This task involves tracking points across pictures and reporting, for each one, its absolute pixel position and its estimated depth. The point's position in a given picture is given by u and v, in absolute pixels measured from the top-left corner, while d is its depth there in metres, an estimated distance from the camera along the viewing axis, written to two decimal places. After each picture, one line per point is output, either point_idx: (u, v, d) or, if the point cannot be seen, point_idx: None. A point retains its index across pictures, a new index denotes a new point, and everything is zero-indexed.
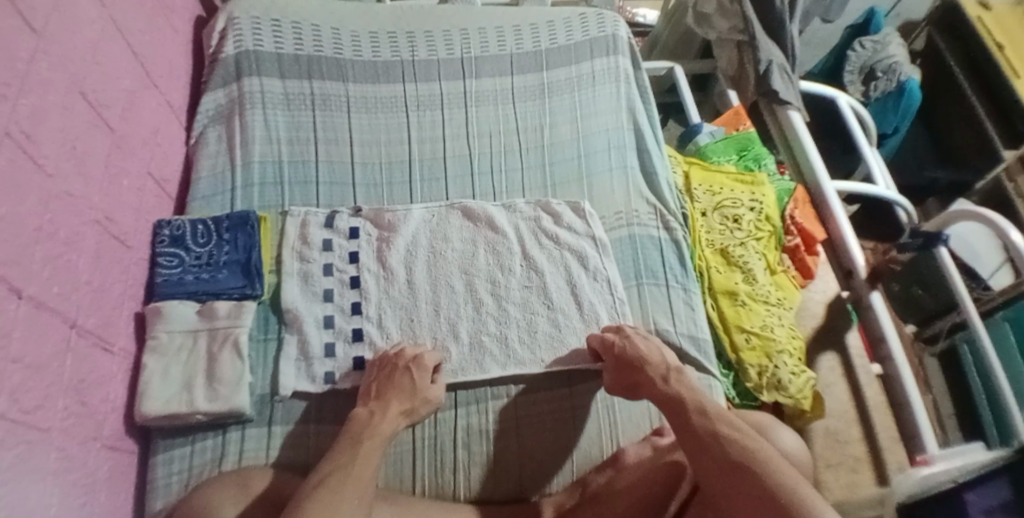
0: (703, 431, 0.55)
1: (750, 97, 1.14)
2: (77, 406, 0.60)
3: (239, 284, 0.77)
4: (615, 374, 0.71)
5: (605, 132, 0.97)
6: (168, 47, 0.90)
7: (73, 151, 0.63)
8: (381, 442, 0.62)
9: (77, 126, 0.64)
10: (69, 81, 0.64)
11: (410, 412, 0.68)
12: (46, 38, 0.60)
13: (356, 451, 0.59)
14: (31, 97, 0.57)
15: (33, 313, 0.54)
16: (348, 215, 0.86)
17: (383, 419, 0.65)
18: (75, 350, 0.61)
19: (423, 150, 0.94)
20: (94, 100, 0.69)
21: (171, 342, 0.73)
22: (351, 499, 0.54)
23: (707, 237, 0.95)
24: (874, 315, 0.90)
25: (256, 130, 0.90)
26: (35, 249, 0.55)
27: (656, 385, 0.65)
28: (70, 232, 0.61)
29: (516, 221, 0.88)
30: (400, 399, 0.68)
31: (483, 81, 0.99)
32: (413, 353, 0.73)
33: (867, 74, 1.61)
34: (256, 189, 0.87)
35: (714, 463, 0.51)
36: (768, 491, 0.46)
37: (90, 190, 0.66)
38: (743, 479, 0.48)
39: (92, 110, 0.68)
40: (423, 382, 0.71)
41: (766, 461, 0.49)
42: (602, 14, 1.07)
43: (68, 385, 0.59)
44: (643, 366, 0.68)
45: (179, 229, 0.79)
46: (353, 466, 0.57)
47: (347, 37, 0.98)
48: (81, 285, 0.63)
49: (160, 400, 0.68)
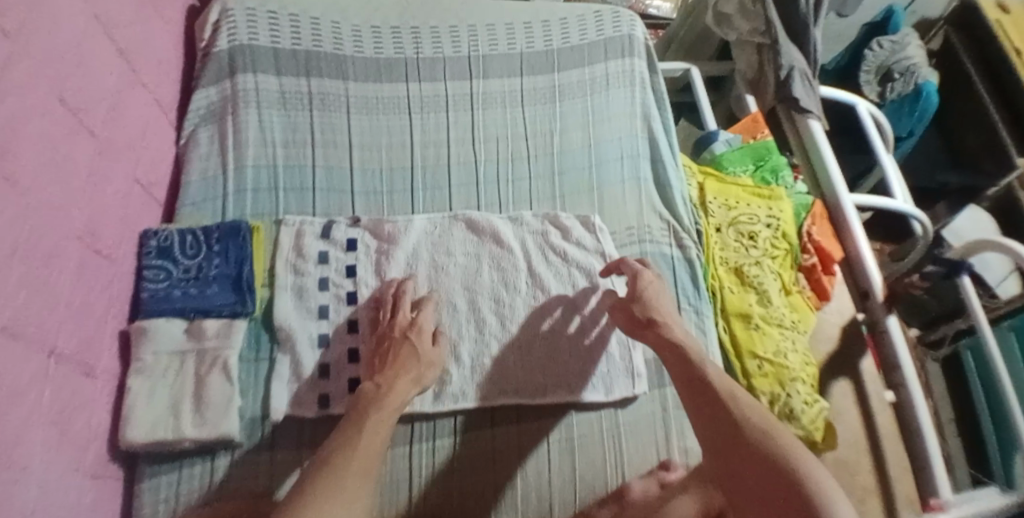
0: (721, 390, 0.61)
1: (768, 103, 1.08)
2: (57, 436, 0.57)
3: (230, 301, 0.73)
4: (623, 311, 0.75)
5: (618, 139, 0.92)
6: (157, 41, 0.84)
7: (51, 163, 0.58)
8: (391, 413, 0.63)
9: (55, 135, 0.59)
10: (46, 86, 0.58)
11: (418, 379, 0.69)
12: (23, 39, 0.55)
13: (361, 426, 0.60)
14: (3, 106, 0.51)
15: (7, 344, 0.50)
16: (346, 225, 0.81)
17: (392, 391, 0.65)
18: (54, 377, 0.57)
19: (425, 155, 0.89)
20: (75, 105, 0.63)
21: (157, 363, 0.69)
22: (362, 459, 0.56)
23: (721, 255, 0.91)
24: (888, 340, 0.87)
25: (250, 130, 0.85)
26: (10, 273, 0.51)
27: (666, 332, 0.69)
28: (47, 250, 0.57)
29: (523, 235, 0.84)
30: (406, 369, 0.68)
31: (491, 81, 0.94)
32: (417, 315, 0.73)
33: (883, 76, 1.51)
34: (249, 196, 0.82)
35: (725, 423, 0.57)
36: (775, 461, 0.50)
37: (70, 203, 0.61)
38: (748, 448, 0.53)
39: (73, 117, 0.63)
40: (424, 346, 0.72)
41: (777, 430, 0.54)
42: (618, 12, 1.01)
43: (47, 416, 0.55)
44: (654, 311, 0.73)
45: (167, 240, 0.75)
46: (359, 440, 0.58)
47: (348, 31, 0.92)
48: (60, 306, 0.58)
49: (146, 425, 0.65)
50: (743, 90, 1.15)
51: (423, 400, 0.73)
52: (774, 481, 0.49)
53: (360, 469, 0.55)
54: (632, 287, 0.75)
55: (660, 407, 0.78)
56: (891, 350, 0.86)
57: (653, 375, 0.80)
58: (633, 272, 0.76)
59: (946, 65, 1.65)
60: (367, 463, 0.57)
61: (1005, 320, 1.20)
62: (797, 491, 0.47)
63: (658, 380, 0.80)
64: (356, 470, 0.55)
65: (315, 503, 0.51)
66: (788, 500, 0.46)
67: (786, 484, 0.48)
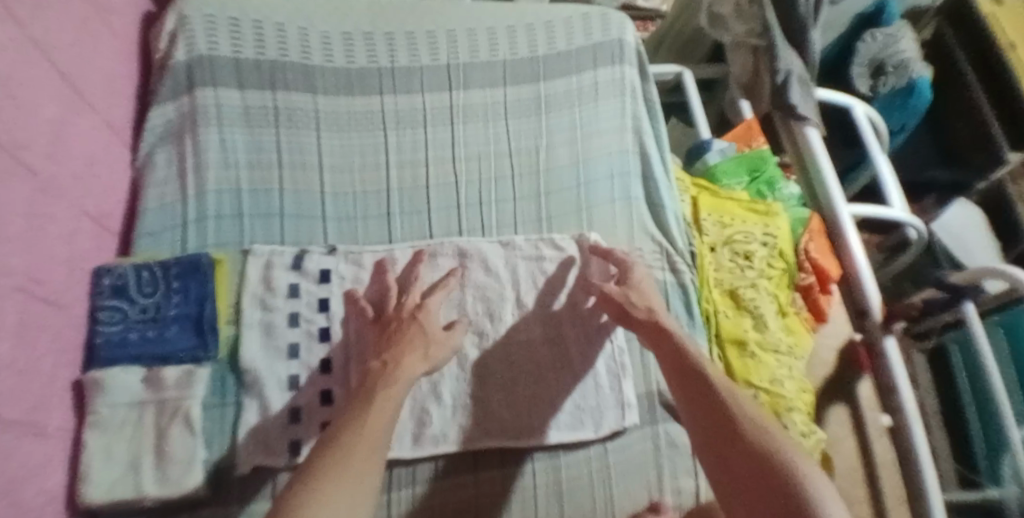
0: (716, 382, 0.57)
1: (764, 109, 1.02)
2: (10, 509, 0.53)
3: (190, 345, 0.69)
4: (611, 301, 0.71)
5: (607, 155, 0.87)
6: (106, 57, 0.77)
7: None
8: (401, 387, 0.57)
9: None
10: None
11: (427, 356, 0.63)
12: None
13: (368, 401, 0.55)
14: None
15: None
16: (320, 255, 0.76)
17: (399, 368, 0.60)
18: (5, 447, 0.52)
19: (402, 176, 0.83)
20: (9, 142, 0.57)
21: (113, 416, 0.65)
22: (370, 438, 0.51)
23: (716, 277, 0.88)
24: (886, 363, 0.83)
25: (211, 152, 0.79)
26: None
27: (663, 323, 0.66)
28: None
29: (513, 261, 0.79)
30: (413, 348, 0.63)
31: (472, 92, 0.87)
32: (425, 304, 0.69)
33: (876, 69, 1.38)
34: (211, 223, 0.76)
35: (719, 420, 0.54)
36: (768, 458, 0.48)
37: (10, 252, 0.55)
38: (741, 444, 0.50)
39: (9, 155, 0.56)
40: (434, 328, 0.67)
41: (776, 431, 0.51)
42: (607, 14, 0.94)
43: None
44: (647, 301, 0.70)
45: (121, 277, 0.70)
46: (365, 416, 0.53)
47: (316, 39, 0.85)
48: (2, 371, 0.53)
49: (104, 484, 0.61)
50: (739, 94, 1.09)
51: (402, 443, 0.69)
52: (768, 480, 0.46)
53: (367, 446, 0.50)
54: (621, 277, 0.73)
55: (652, 445, 0.74)
56: (889, 376, 0.82)
57: (644, 410, 0.77)
58: (622, 265, 0.74)
59: (937, 58, 1.56)
60: (374, 446, 0.51)
61: (993, 314, 1.05)
62: (796, 491, 0.44)
63: (648, 415, 0.76)
64: (362, 456, 0.49)
65: (311, 490, 0.45)
66: (788, 500, 0.44)
67: (782, 485, 0.45)
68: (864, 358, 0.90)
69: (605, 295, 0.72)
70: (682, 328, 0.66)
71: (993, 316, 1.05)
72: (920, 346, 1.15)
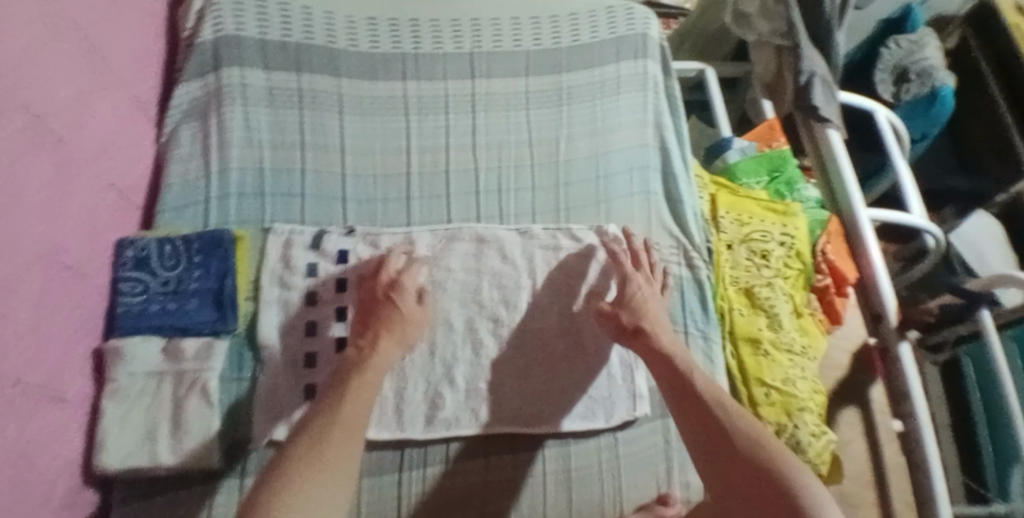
0: (708, 396, 0.58)
1: (785, 109, 1.01)
2: (23, 474, 0.55)
3: (210, 319, 0.70)
4: (608, 316, 0.71)
5: (627, 149, 0.86)
6: (136, 34, 0.78)
7: (11, 178, 0.54)
8: (375, 374, 0.61)
9: (15, 147, 0.54)
10: (6, 93, 0.53)
11: (403, 338, 0.66)
12: None
13: (343, 388, 0.58)
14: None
15: None
16: (339, 236, 0.77)
17: (373, 353, 0.63)
18: (21, 412, 0.54)
19: (423, 160, 0.83)
20: (38, 111, 0.58)
21: (132, 385, 0.66)
22: (344, 426, 0.54)
23: (731, 274, 0.87)
24: (899, 367, 0.83)
25: (235, 130, 0.80)
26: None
27: (655, 340, 0.66)
28: (9, 276, 0.53)
29: (531, 250, 0.79)
30: (389, 329, 0.65)
31: (495, 81, 0.88)
32: (400, 274, 0.71)
33: (899, 76, 1.37)
34: (234, 201, 0.77)
35: (714, 434, 0.54)
36: (768, 469, 0.48)
37: (31, 221, 0.57)
38: (737, 457, 0.51)
39: (36, 124, 0.58)
40: (409, 305, 0.69)
41: (768, 438, 0.52)
42: (632, 9, 0.94)
43: (10, 455, 0.53)
44: (644, 318, 0.69)
45: (144, 250, 0.71)
46: (340, 409, 0.56)
47: (341, 22, 0.86)
48: (22, 336, 0.55)
49: (119, 453, 0.63)
50: (761, 93, 1.08)
51: (414, 425, 0.71)
52: (774, 494, 0.47)
53: (342, 436, 0.53)
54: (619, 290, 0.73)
55: (662, 438, 0.74)
56: (902, 381, 0.82)
57: (655, 403, 0.76)
58: (620, 277, 0.74)
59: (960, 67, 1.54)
60: (351, 431, 0.54)
61: (1009, 329, 1.05)
62: (794, 502, 0.45)
63: (659, 409, 0.76)
64: (337, 443, 0.53)
65: (291, 479, 0.48)
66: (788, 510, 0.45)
67: (781, 497, 0.46)
68: (878, 363, 0.90)
69: (602, 310, 0.73)
70: (676, 343, 0.67)
71: (1008, 330, 1.05)
72: (933, 356, 1.14)
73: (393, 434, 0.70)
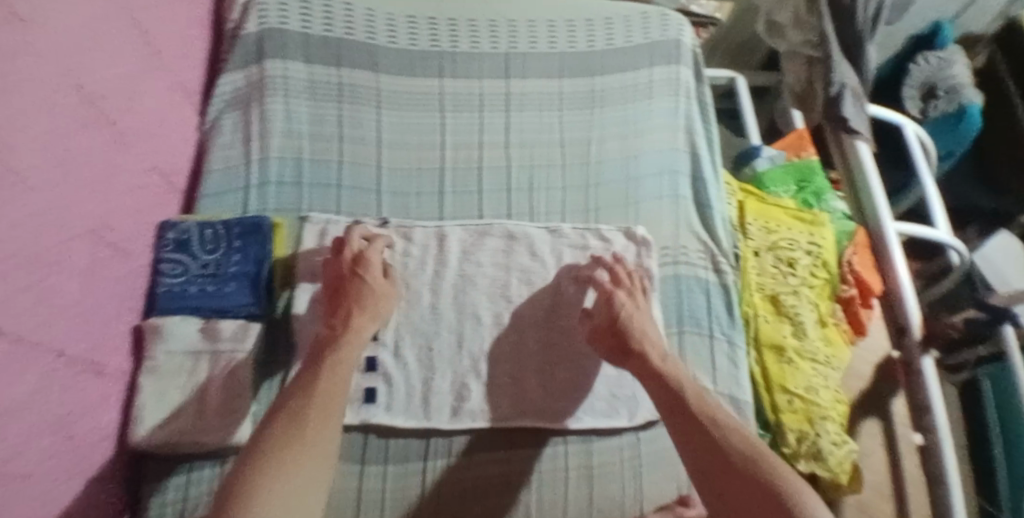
0: (700, 412, 0.59)
1: (815, 120, 1.01)
2: (63, 442, 0.57)
3: (247, 302, 0.72)
4: (603, 336, 0.71)
5: (658, 152, 0.87)
6: (184, 23, 0.81)
7: (62, 156, 0.56)
8: (353, 354, 0.65)
9: (66, 126, 0.56)
10: (61, 73, 0.55)
11: (377, 313, 0.70)
12: (38, 28, 0.52)
13: (317, 368, 0.62)
14: (10, 99, 0.48)
15: (11, 351, 0.49)
16: (373, 227, 0.78)
17: (347, 335, 0.66)
18: (63, 382, 0.57)
19: (457, 156, 0.85)
20: (91, 93, 0.61)
21: (169, 362, 0.68)
22: (315, 422, 0.56)
23: (757, 281, 0.87)
24: (920, 380, 0.83)
25: (276, 120, 0.82)
26: (14, 280, 0.49)
27: (649, 360, 0.65)
28: (57, 250, 0.55)
29: (559, 248, 0.80)
30: (362, 307, 0.69)
31: (529, 81, 0.89)
32: (365, 249, 0.73)
33: (926, 92, 1.36)
34: (272, 189, 0.79)
35: (710, 451, 0.55)
36: (772, 491, 0.50)
37: (81, 199, 0.59)
38: (738, 475, 0.53)
39: (88, 105, 0.60)
40: (376, 278, 0.72)
41: (763, 453, 0.54)
42: (667, 15, 0.94)
43: (51, 423, 0.55)
44: (635, 338, 0.68)
45: (185, 232, 0.73)
46: (309, 408, 0.57)
47: (381, 19, 0.88)
48: (67, 309, 0.57)
49: (154, 427, 0.66)
50: (791, 103, 1.08)
51: (440, 415, 0.72)
52: (774, 510, 0.49)
53: (315, 429, 0.56)
54: (608, 312, 0.71)
55: None
56: (924, 394, 0.82)
57: None
58: (604, 298, 0.72)
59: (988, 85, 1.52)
60: (327, 412, 0.58)
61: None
62: None
63: None
64: (315, 427, 0.56)
65: (274, 467, 0.51)
66: None
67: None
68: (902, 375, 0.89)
69: (594, 327, 0.72)
70: (669, 357, 0.67)
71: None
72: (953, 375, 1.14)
73: (419, 422, 0.72)
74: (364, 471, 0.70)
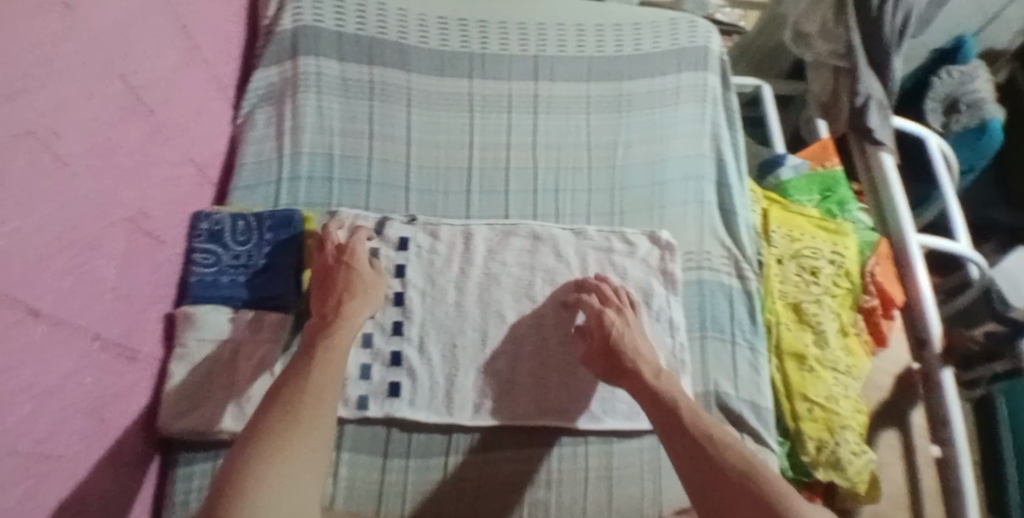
0: (695, 430, 0.59)
1: (840, 130, 1.01)
2: (95, 424, 0.58)
3: (278, 294, 0.74)
4: (598, 356, 0.71)
5: (684, 158, 0.88)
6: (222, 19, 0.83)
7: (104, 143, 0.57)
8: (343, 343, 0.64)
9: (108, 114, 0.58)
10: (104, 62, 0.57)
11: (368, 298, 0.70)
12: (84, 18, 0.53)
13: (311, 360, 0.62)
14: (56, 85, 0.49)
15: (49, 332, 0.50)
16: (400, 223, 0.79)
17: (338, 323, 0.66)
18: (97, 365, 0.58)
19: (484, 156, 0.86)
20: (133, 82, 0.62)
21: (199, 350, 0.69)
22: (306, 418, 0.55)
23: (780, 289, 0.87)
24: (939, 392, 0.84)
25: (309, 116, 0.83)
26: (55, 263, 0.50)
27: (642, 377, 0.66)
28: (96, 235, 0.56)
29: (584, 250, 0.81)
30: (351, 294, 0.69)
31: (557, 84, 0.90)
32: (353, 240, 0.73)
33: (949, 105, 1.34)
34: (304, 183, 0.81)
35: (707, 468, 0.56)
36: (768, 504, 0.50)
37: (121, 187, 0.60)
38: (734, 491, 0.53)
39: (129, 94, 0.61)
40: (363, 267, 0.73)
41: (760, 467, 0.54)
42: (695, 22, 0.95)
43: (84, 405, 0.56)
44: (629, 358, 0.69)
45: (218, 223, 0.75)
46: (302, 401, 0.57)
47: (413, 19, 0.89)
48: (104, 294, 0.59)
49: (184, 414, 0.67)
50: (816, 113, 1.08)
51: (462, 411, 0.73)
52: None
53: (307, 424, 0.55)
54: (599, 331, 0.71)
55: None
56: (942, 406, 0.83)
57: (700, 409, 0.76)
58: (596, 316, 0.72)
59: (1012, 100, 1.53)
60: (319, 405, 0.57)
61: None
62: None
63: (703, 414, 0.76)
64: (306, 422, 0.55)
65: (265, 463, 0.50)
66: None
67: None
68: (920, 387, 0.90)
69: (589, 349, 0.72)
70: (665, 375, 0.67)
71: None
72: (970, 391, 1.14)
73: (442, 417, 0.72)
74: (387, 464, 0.71)
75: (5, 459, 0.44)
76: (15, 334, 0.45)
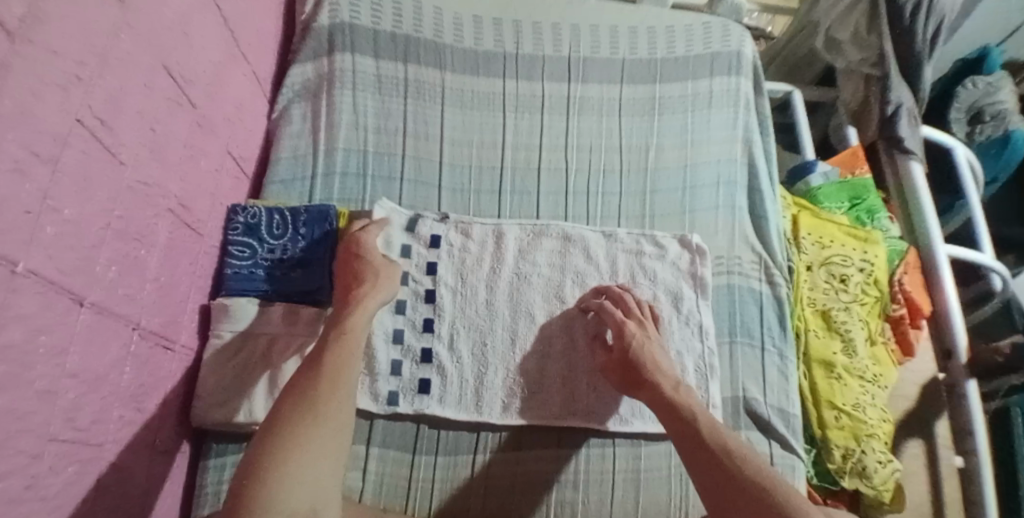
0: (712, 443, 0.59)
1: (869, 138, 1.01)
2: (135, 413, 0.59)
3: (314, 288, 0.75)
4: (617, 367, 0.71)
5: (715, 162, 0.88)
6: (261, 15, 0.83)
7: (151, 134, 0.58)
8: (357, 331, 0.63)
9: (155, 107, 0.58)
10: (153, 55, 0.57)
11: (378, 282, 0.68)
12: (136, 11, 0.54)
13: (324, 351, 0.60)
14: (107, 76, 0.50)
15: (93, 322, 0.50)
16: (433, 221, 0.80)
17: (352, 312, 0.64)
18: (139, 355, 0.58)
19: (516, 157, 0.86)
20: (178, 75, 0.62)
21: (233, 343, 0.70)
22: (319, 414, 0.54)
23: (809, 295, 0.87)
24: (964, 404, 0.85)
25: (344, 113, 0.84)
26: (99, 252, 0.51)
27: (662, 391, 0.66)
28: (141, 226, 0.57)
29: (615, 253, 0.81)
30: (363, 282, 0.68)
31: (590, 86, 0.90)
32: (359, 232, 0.72)
33: (972, 116, 1.32)
34: (337, 179, 0.82)
35: (723, 482, 0.56)
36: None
37: (166, 179, 0.61)
38: (750, 506, 0.53)
39: (175, 87, 0.62)
40: (373, 255, 0.71)
41: (777, 484, 0.54)
42: (728, 26, 0.95)
43: (126, 394, 0.57)
44: (648, 370, 0.69)
45: (255, 217, 0.76)
46: (317, 394, 0.55)
47: (449, 20, 0.90)
48: (147, 285, 0.59)
49: (218, 405, 0.68)
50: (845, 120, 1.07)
51: (492, 409, 0.73)
52: None
53: (311, 423, 0.53)
54: (620, 345, 0.71)
55: None
56: (966, 419, 0.84)
57: (728, 414, 0.76)
58: (617, 327, 0.72)
59: None
60: (332, 397, 0.56)
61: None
62: None
63: (732, 419, 0.76)
64: (320, 415, 0.54)
65: (279, 459, 0.50)
66: None
67: None
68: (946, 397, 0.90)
69: (608, 360, 0.73)
70: (684, 388, 0.67)
71: None
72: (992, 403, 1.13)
73: (471, 415, 0.73)
74: (417, 460, 0.71)
75: (48, 446, 0.45)
76: (62, 323, 0.46)
